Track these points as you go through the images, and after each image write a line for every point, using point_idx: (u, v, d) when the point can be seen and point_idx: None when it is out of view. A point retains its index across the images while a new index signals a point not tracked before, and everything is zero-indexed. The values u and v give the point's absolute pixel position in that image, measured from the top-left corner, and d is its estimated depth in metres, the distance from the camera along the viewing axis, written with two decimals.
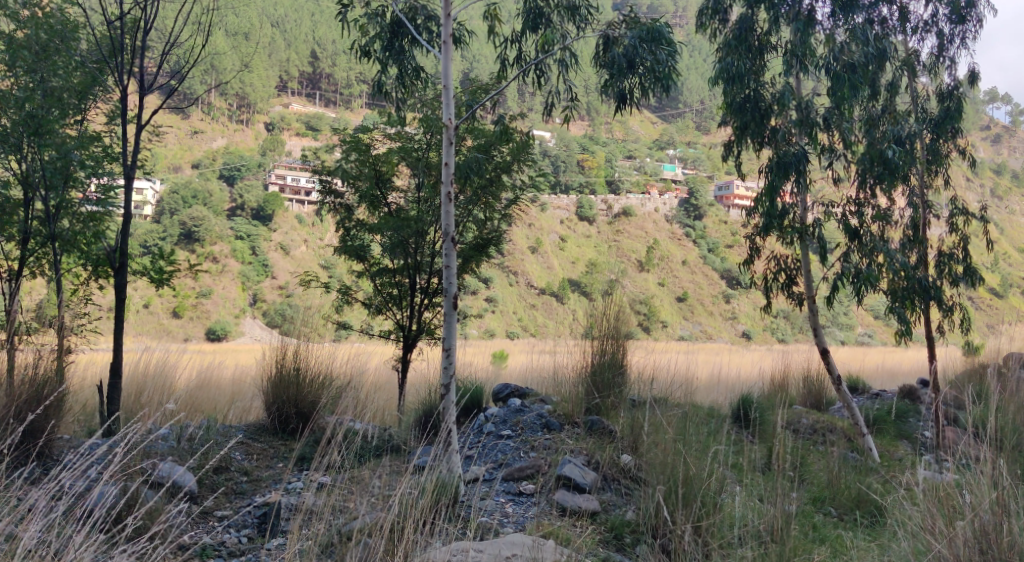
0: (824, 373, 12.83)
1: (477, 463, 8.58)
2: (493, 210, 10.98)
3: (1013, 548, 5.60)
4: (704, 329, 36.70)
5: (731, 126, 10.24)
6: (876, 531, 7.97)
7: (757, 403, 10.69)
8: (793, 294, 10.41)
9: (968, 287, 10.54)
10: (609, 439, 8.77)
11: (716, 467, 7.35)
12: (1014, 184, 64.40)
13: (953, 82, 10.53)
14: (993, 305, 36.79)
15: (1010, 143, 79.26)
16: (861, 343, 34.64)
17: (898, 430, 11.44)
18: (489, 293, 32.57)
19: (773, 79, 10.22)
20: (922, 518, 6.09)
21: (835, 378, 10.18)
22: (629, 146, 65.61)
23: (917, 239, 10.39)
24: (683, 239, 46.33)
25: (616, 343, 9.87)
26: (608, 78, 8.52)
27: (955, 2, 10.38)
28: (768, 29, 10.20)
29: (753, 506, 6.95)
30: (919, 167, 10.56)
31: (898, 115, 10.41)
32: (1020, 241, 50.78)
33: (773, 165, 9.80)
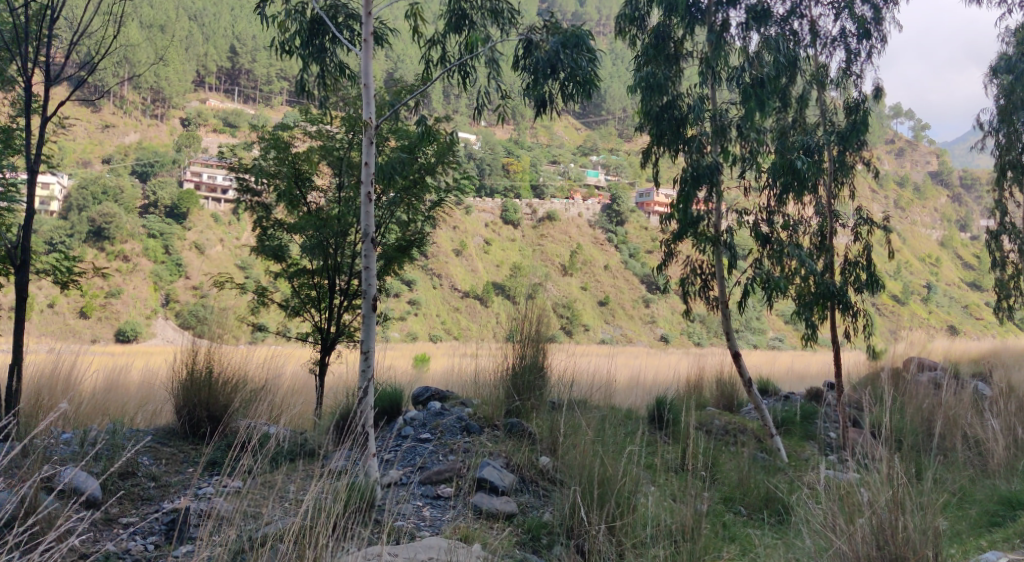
0: (737, 376, 13.13)
1: (395, 467, 8.52)
2: (416, 213, 10.90)
3: (907, 544, 5.94)
4: (624, 333, 37.22)
5: (649, 133, 10.41)
6: (782, 530, 8.22)
7: (672, 405, 10.87)
8: (707, 298, 10.66)
9: (871, 294, 10.95)
10: (528, 441, 8.82)
11: (631, 468, 7.52)
12: (916, 197, 67.25)
13: (860, 97, 10.89)
14: (896, 311, 38.21)
15: (913, 157, 82.80)
16: (773, 347, 35.59)
17: (804, 431, 11.78)
18: (411, 296, 32.47)
19: (688, 88, 10.42)
20: (823, 516, 6.36)
21: (746, 380, 10.44)
22: (552, 151, 66.15)
23: (823, 247, 10.74)
24: (606, 244, 46.87)
25: (538, 345, 9.88)
26: (530, 82, 8.57)
27: (861, 18, 10.76)
28: (684, 37, 10.42)
29: (666, 506, 7.12)
30: (827, 177, 10.92)
31: (807, 127, 10.73)
32: (921, 250, 52.92)
33: (691, 171, 9.99)
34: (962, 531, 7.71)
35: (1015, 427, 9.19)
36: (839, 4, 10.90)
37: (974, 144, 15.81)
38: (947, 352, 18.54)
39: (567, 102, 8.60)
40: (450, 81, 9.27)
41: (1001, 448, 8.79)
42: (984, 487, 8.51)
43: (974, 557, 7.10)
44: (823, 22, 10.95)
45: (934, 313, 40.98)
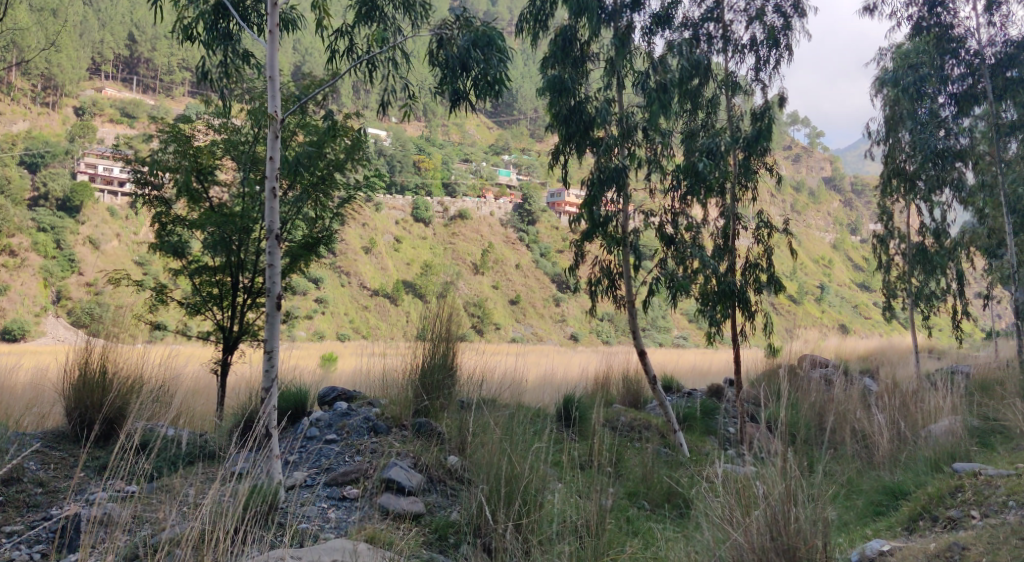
0: (643, 373, 13.33)
1: (300, 469, 8.35)
2: (324, 209, 10.67)
3: (799, 534, 6.41)
4: (535, 332, 37.52)
5: (557, 135, 10.49)
6: (683, 524, 8.42)
7: (580, 403, 10.96)
8: (614, 297, 10.77)
9: (770, 295, 11.28)
10: (436, 441, 8.75)
11: (538, 465, 7.59)
12: (813, 201, 69.75)
13: (762, 103, 11.20)
14: (794, 310, 39.52)
15: (808, 164, 86.04)
16: (678, 345, 36.33)
17: (705, 426, 12.07)
18: (318, 294, 31.98)
19: (596, 91, 10.54)
20: (722, 509, 6.68)
21: (651, 377, 10.61)
22: (464, 149, 65.96)
23: (726, 248, 11.04)
24: (517, 243, 47.03)
25: (448, 344, 9.80)
26: (441, 79, 8.54)
27: (768, 27, 11.06)
28: (591, 40, 10.53)
29: (572, 503, 7.24)
30: (730, 180, 11.20)
31: (712, 131, 11.00)
32: (816, 252, 54.92)
33: (597, 173, 10.20)
34: (850, 521, 8.02)
35: (900, 420, 9.57)
36: (750, 12, 11.18)
37: (864, 152, 16.47)
38: (839, 350, 19.25)
39: (476, 100, 8.55)
40: (360, 75, 9.15)
41: (887, 441, 9.16)
42: (870, 477, 8.87)
43: (861, 545, 7.44)
44: (734, 28, 11.21)
45: (827, 313, 42.68)
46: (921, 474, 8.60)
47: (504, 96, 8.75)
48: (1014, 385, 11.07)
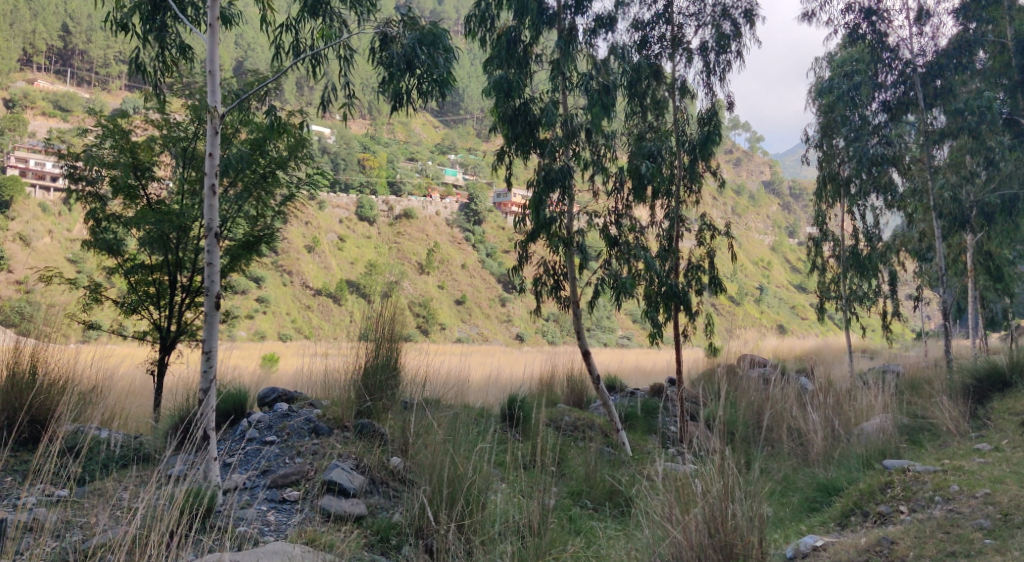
0: (586, 372, 13.41)
1: (238, 471, 8.21)
2: (266, 207, 10.51)
3: (735, 531, 6.59)
4: (480, 332, 37.56)
5: (502, 136, 10.51)
6: (624, 522, 8.49)
7: (524, 402, 10.99)
8: (558, 298, 10.81)
9: (712, 295, 11.43)
10: (379, 442, 8.69)
11: (481, 465, 7.61)
12: (753, 204, 70.99)
13: (708, 107, 11.34)
14: (734, 311, 40.18)
15: (749, 168, 87.62)
16: (622, 345, 36.66)
17: (647, 425, 12.21)
18: (259, 293, 31.58)
19: (540, 92, 10.56)
20: (661, 506, 6.80)
21: (595, 377, 10.67)
22: (410, 148, 65.60)
23: (670, 249, 11.18)
24: (463, 243, 46.95)
25: (391, 344, 9.73)
26: (385, 77, 8.48)
27: (715, 31, 11.21)
28: (535, 41, 10.57)
29: (515, 502, 7.27)
30: (674, 183, 11.33)
31: (656, 134, 11.11)
32: (756, 254, 55.95)
33: (542, 174, 10.22)
34: (785, 518, 8.17)
35: (834, 418, 9.77)
36: (698, 17, 11.31)
37: (801, 157, 16.81)
38: (777, 350, 19.62)
39: (421, 99, 8.50)
40: (303, 71, 9.05)
41: (821, 439, 9.35)
42: (805, 474, 9.04)
43: (795, 540, 7.59)
44: (683, 33, 11.33)
45: (766, 313, 43.52)
46: (854, 471, 8.78)
47: (449, 96, 8.73)
48: (943, 384, 11.39)
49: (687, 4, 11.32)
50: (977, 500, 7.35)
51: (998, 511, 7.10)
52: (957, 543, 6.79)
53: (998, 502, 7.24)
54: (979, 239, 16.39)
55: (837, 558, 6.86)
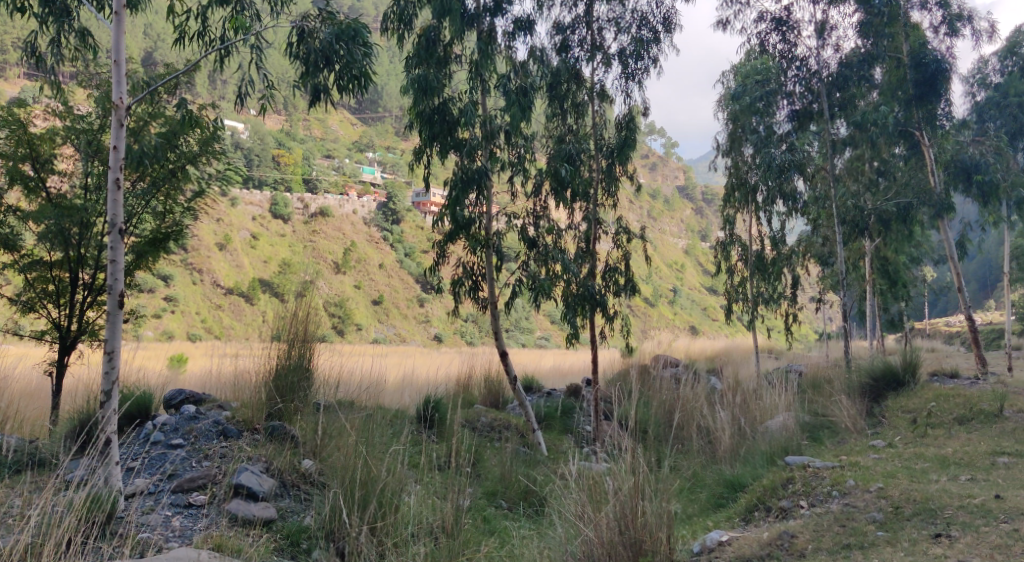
0: (503, 373, 13.46)
1: (142, 476, 7.98)
2: (174, 203, 10.23)
3: (645, 527, 6.75)
4: (397, 333, 37.62)
5: (419, 135, 10.49)
6: (538, 522, 8.57)
7: (440, 403, 10.96)
8: (476, 299, 10.82)
9: (627, 298, 11.61)
10: (290, 444, 8.54)
11: (394, 467, 7.60)
12: (668, 208, 72.47)
13: (626, 112, 11.53)
14: (649, 313, 40.96)
15: (664, 172, 89.42)
16: (540, 345, 36.99)
17: (563, 425, 12.33)
18: (167, 292, 30.80)
19: (459, 93, 10.57)
20: (574, 505, 6.92)
21: (512, 378, 10.75)
22: (327, 144, 64.76)
23: (588, 251, 11.33)
24: (381, 243, 46.60)
25: (304, 345, 9.59)
26: (302, 71, 8.35)
27: (635, 38, 11.42)
28: (453, 41, 10.57)
29: (428, 504, 7.28)
30: (593, 186, 11.46)
31: (574, 137, 11.25)
32: (670, 257, 57.18)
33: (460, 174, 10.23)
34: (693, 514, 8.37)
35: (741, 417, 10.04)
36: (618, 22, 11.49)
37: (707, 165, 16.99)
38: (689, 350, 20.07)
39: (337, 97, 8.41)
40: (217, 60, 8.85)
41: (728, 437, 9.60)
42: (713, 472, 9.28)
43: (702, 536, 7.79)
44: (602, 38, 11.50)
45: (679, 315, 44.49)
46: (758, 467, 9.04)
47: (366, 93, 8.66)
48: (841, 383, 11.82)
49: (608, 9, 11.47)
50: (871, 494, 7.64)
51: (890, 504, 7.39)
52: (852, 535, 7.03)
53: (890, 496, 7.54)
54: (877, 245, 17.09)
55: (742, 553, 7.06)
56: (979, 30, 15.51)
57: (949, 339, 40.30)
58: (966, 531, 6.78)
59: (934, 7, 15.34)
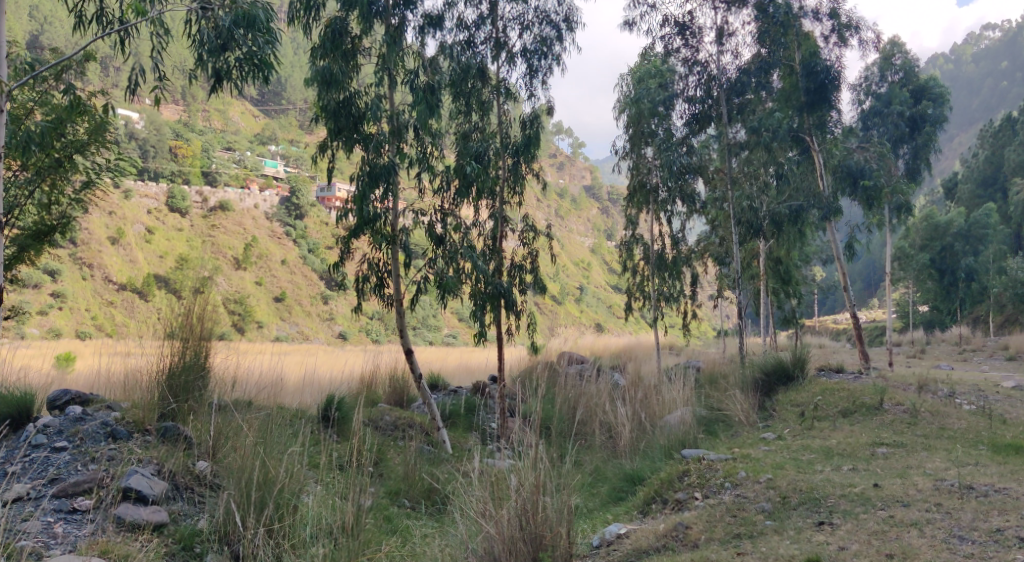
0: (409, 371, 13.36)
1: (22, 481, 7.64)
2: (60, 194, 9.77)
3: (545, 523, 6.82)
4: (300, 330, 37.23)
5: (323, 129, 10.34)
6: (440, 520, 8.55)
7: (341, 402, 10.80)
8: (381, 296, 10.71)
9: (532, 295, 11.70)
10: (184, 446, 8.28)
11: (293, 467, 7.49)
12: (575, 207, 73.25)
13: (532, 112, 11.62)
14: (555, 311, 41.39)
15: (571, 172, 90.49)
16: (447, 343, 36.95)
17: (468, 422, 12.34)
18: (54, 288, 29.69)
19: (366, 87, 10.47)
20: (477, 502, 6.93)
21: (417, 376, 10.68)
22: (228, 136, 63.03)
23: (495, 250, 11.39)
24: (283, 238, 45.72)
25: (200, 344, 9.30)
26: (201, 57, 8.12)
27: (538, 38, 11.51)
28: (360, 34, 10.44)
29: (328, 504, 7.20)
30: (500, 185, 11.50)
31: (481, 135, 11.27)
32: (576, 255, 57.89)
33: (366, 170, 10.13)
34: (593, 508, 8.49)
35: (641, 412, 10.24)
36: (522, 21, 11.55)
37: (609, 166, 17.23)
38: (594, 346, 20.40)
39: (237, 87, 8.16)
40: (111, 44, 8.54)
41: (628, 431, 9.78)
42: (614, 466, 9.43)
43: (601, 529, 7.92)
44: (507, 36, 11.55)
45: (585, 312, 45.06)
46: (657, 461, 9.23)
47: (265, 84, 8.44)
48: (736, 378, 12.18)
49: (512, 8, 11.53)
50: (760, 485, 7.88)
51: (778, 494, 7.65)
52: (742, 526, 7.23)
53: (778, 487, 7.79)
54: (771, 245, 17.67)
55: (639, 545, 7.19)
56: (866, 40, 16.19)
57: (838, 335, 42.06)
58: (846, 519, 7.07)
59: (824, 18, 15.94)
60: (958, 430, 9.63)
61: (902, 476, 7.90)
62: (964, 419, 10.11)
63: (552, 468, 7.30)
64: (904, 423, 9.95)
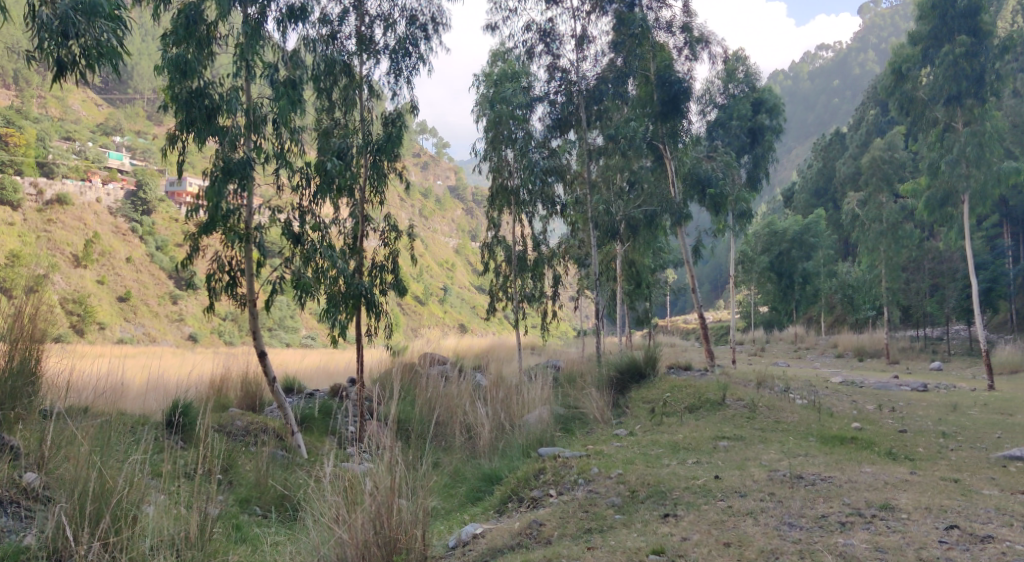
0: (261, 374, 12.94)
1: None
2: None
3: (399, 526, 6.73)
4: (146, 332, 36.71)
5: (174, 120, 9.86)
6: (293, 528, 8.30)
7: (189, 407, 10.35)
8: (233, 296, 10.32)
9: (392, 296, 11.55)
10: (11, 456, 7.70)
11: (134, 476, 7.08)
12: (438, 206, 73.16)
13: (395, 111, 11.47)
14: (417, 311, 41.28)
15: (434, 172, 90.43)
16: (304, 344, 36.11)
17: (324, 426, 12.07)
18: None
19: (220, 79, 10.05)
20: (329, 508, 6.74)
21: (270, 379, 10.35)
22: (69, 123, 59.47)
23: (354, 249, 11.19)
24: (128, 235, 43.58)
25: (31, 346, 8.67)
26: (37, 43, 7.59)
27: (401, 36, 11.37)
28: (216, 23, 10.01)
29: (170, 514, 6.88)
30: (360, 185, 11.30)
31: (341, 133, 11.04)
32: (439, 255, 57.82)
33: (219, 165, 9.73)
34: (450, 509, 8.44)
35: (500, 411, 10.27)
36: (385, 19, 11.37)
37: (471, 167, 17.23)
38: (456, 346, 20.44)
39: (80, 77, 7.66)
40: None
41: (487, 432, 9.78)
42: (472, 466, 9.43)
43: (457, 530, 7.88)
44: (369, 33, 11.35)
45: (448, 313, 45.08)
46: (514, 460, 9.26)
47: (113, 74, 7.99)
48: (592, 377, 12.41)
49: (375, 5, 11.34)
50: (611, 480, 8.03)
51: (627, 488, 7.81)
52: (593, 520, 7.35)
53: (627, 481, 7.96)
54: (627, 249, 18.13)
55: (494, 544, 7.19)
56: (715, 54, 16.86)
57: (687, 334, 43.71)
58: (689, 510, 7.29)
59: (678, 31, 16.48)
60: (793, 424, 10.15)
61: (741, 468, 8.23)
62: (798, 412, 10.68)
63: (409, 472, 7.20)
64: (744, 418, 10.37)
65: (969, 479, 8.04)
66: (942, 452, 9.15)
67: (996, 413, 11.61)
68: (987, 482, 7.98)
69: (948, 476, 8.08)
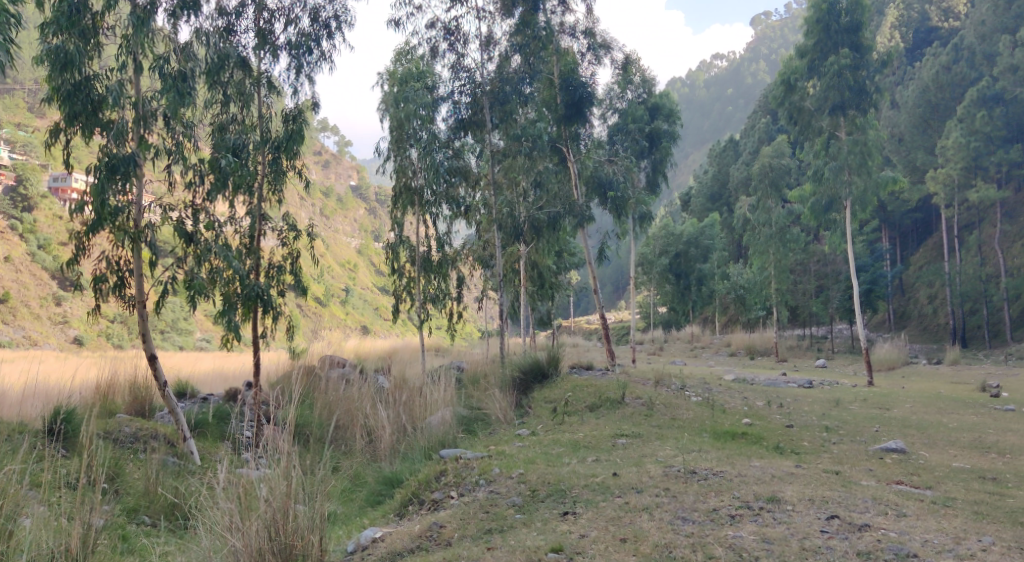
0: (151, 379, 12.48)
1: None
2: None
3: (295, 532, 6.58)
4: (27, 336, 35.17)
5: (56, 114, 9.44)
6: (184, 537, 8.03)
7: (72, 414, 9.91)
8: (122, 297, 9.92)
9: (291, 297, 11.31)
10: None
11: (10, 488, 6.73)
12: (339, 206, 72.15)
13: (295, 108, 11.24)
14: (318, 312, 40.63)
15: (336, 171, 89.17)
16: (199, 347, 35.10)
17: (219, 431, 11.72)
18: None
19: (108, 72, 9.66)
20: (222, 515, 6.54)
21: (161, 384, 9.99)
22: None
23: (250, 249, 10.91)
24: (8, 232, 41.54)
25: None
26: None
27: (302, 31, 11.15)
28: (103, 12, 9.62)
29: (50, 526, 6.58)
30: (257, 183, 11.03)
31: (237, 129, 10.76)
32: (339, 255, 57.01)
33: (105, 162, 9.36)
34: (349, 514, 8.31)
35: (401, 414, 10.15)
36: (286, 14, 11.14)
37: (373, 168, 17.01)
38: (356, 348, 20.19)
39: None
40: None
41: (388, 434, 9.66)
42: (372, 470, 9.30)
43: (356, 534, 7.75)
44: (269, 27, 11.09)
45: (350, 314, 44.50)
46: (415, 462, 9.17)
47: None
48: (495, 378, 12.42)
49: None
50: (512, 480, 8.04)
51: (527, 488, 7.83)
52: (493, 521, 7.34)
53: (528, 481, 7.99)
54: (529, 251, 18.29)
55: (393, 549, 7.09)
56: (616, 59, 17.17)
57: (588, 334, 44.30)
58: (588, 508, 7.35)
59: (581, 35, 16.72)
60: (687, 420, 10.38)
61: (638, 464, 8.36)
62: (692, 410, 10.93)
63: (305, 476, 7.05)
64: (642, 416, 10.55)
65: (850, 471, 8.36)
66: (825, 446, 9.50)
67: (874, 408, 12.14)
68: (865, 473, 8.33)
69: (830, 468, 8.40)
